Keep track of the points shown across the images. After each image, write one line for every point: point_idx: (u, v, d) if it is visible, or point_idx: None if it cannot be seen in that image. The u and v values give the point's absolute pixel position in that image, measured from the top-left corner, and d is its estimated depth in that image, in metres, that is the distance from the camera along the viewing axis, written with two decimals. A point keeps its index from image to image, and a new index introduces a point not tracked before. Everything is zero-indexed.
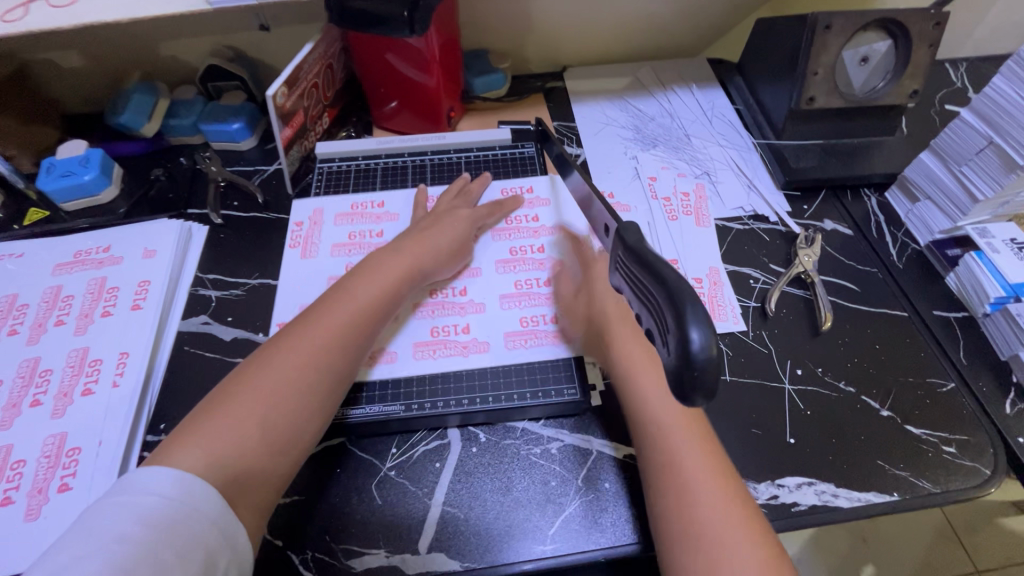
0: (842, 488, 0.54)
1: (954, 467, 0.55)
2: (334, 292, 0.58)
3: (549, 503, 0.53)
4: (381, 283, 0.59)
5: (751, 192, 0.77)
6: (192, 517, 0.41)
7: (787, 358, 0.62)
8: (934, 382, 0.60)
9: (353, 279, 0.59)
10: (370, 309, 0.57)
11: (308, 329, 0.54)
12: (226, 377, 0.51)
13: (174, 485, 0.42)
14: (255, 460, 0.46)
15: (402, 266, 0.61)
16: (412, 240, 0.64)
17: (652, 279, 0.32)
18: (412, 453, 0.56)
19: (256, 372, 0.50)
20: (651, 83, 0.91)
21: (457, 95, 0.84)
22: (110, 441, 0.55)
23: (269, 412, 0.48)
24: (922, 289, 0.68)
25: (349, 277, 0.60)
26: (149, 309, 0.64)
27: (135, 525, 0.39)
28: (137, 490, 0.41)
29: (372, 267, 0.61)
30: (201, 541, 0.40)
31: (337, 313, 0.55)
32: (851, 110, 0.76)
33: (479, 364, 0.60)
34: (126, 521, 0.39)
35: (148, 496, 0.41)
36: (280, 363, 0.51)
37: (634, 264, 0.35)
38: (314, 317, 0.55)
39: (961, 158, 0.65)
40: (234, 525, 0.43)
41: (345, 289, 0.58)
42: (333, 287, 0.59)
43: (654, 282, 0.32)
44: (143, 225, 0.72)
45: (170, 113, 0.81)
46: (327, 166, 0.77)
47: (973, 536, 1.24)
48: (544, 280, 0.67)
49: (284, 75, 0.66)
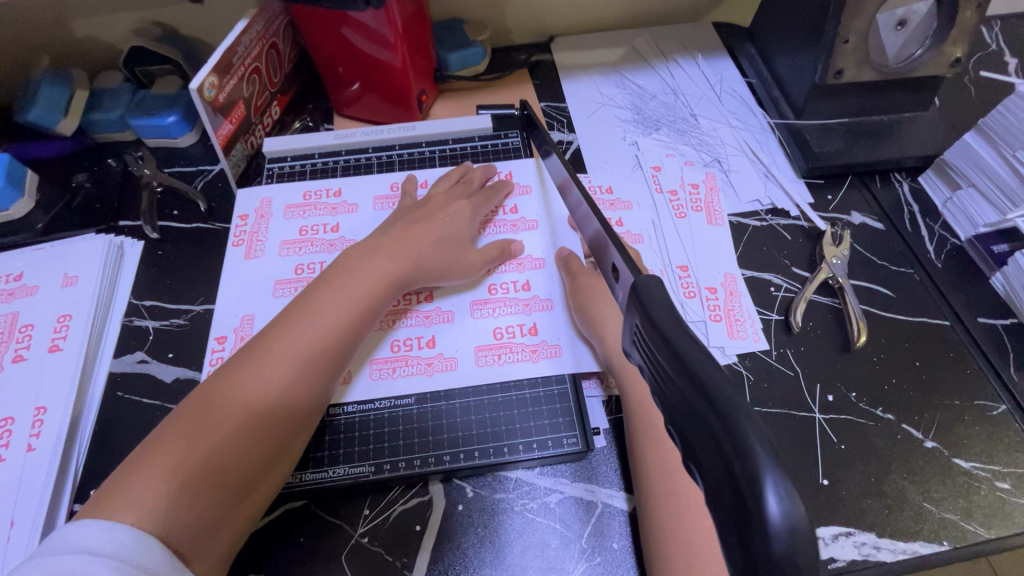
0: (884, 538, 0.47)
1: (1010, 508, 0.48)
2: (292, 314, 0.48)
3: (550, 570, 0.45)
4: (352, 302, 0.49)
5: (768, 182, 0.68)
6: (130, 573, 0.33)
7: (816, 383, 0.54)
8: (984, 405, 0.53)
9: (317, 297, 0.49)
10: (338, 336, 0.48)
11: (261, 365, 0.44)
12: (137, 450, 0.40)
13: (111, 539, 0.34)
14: (200, 540, 0.39)
15: (366, 289, 0.50)
16: (391, 242, 0.54)
17: (683, 375, 0.25)
18: (388, 514, 0.48)
19: (199, 422, 0.41)
20: (650, 53, 0.79)
21: (430, 75, 0.72)
22: (25, 518, 0.47)
23: (217, 479, 0.40)
24: (965, 292, 0.60)
25: (313, 292, 0.50)
26: (71, 350, 0.55)
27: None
28: (65, 547, 0.34)
29: (340, 278, 0.51)
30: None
31: (297, 345, 0.46)
32: (882, 84, 0.66)
33: (447, 386, 0.52)
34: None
35: (75, 554, 0.33)
36: (228, 411, 0.42)
37: (662, 352, 0.27)
38: (268, 348, 0.45)
39: (1016, 141, 0.56)
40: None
41: (307, 311, 0.48)
42: (291, 307, 0.49)
43: (691, 385, 0.24)
44: (63, 245, 0.61)
45: (93, 106, 0.69)
46: (278, 166, 0.66)
47: None
48: (522, 283, 0.58)
49: (213, 62, 0.55)
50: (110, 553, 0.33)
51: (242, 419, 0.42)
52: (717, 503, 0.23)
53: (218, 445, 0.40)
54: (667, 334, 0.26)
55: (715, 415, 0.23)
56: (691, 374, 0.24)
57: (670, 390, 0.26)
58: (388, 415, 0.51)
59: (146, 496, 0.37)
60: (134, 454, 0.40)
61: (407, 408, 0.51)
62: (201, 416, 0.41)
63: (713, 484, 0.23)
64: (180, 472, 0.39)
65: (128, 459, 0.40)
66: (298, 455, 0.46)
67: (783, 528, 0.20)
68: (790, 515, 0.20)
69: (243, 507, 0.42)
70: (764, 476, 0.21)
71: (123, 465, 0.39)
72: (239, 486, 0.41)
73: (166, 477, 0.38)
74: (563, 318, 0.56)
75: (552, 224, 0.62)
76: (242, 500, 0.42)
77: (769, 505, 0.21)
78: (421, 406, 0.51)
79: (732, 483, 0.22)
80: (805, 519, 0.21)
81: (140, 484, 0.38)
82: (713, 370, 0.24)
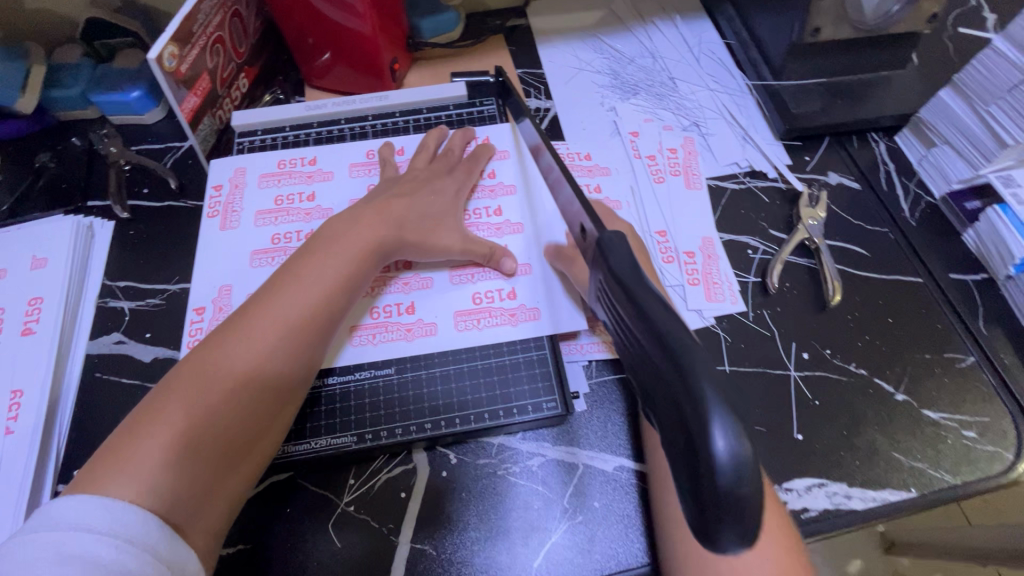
0: (855, 487, 0.48)
1: (976, 455, 0.50)
2: (275, 286, 0.47)
3: (533, 530, 0.47)
4: (337, 271, 0.49)
5: (747, 145, 0.67)
6: (129, 548, 0.34)
7: (792, 342, 0.55)
8: (953, 357, 0.54)
9: (300, 268, 0.48)
10: (325, 307, 0.47)
11: (244, 335, 0.44)
12: (126, 421, 0.40)
13: (108, 515, 0.34)
14: (191, 509, 0.39)
15: (347, 258, 0.49)
16: (372, 210, 0.53)
17: (641, 326, 0.25)
18: (373, 483, 0.49)
19: (187, 394, 0.41)
20: (628, 16, 0.78)
21: (402, 43, 0.70)
22: (7, 500, 0.47)
23: (209, 449, 0.40)
24: (937, 249, 0.61)
25: (295, 263, 0.49)
26: (44, 332, 0.54)
27: (60, 566, 0.32)
28: (64, 523, 0.34)
29: (321, 249, 0.49)
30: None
31: (282, 316, 0.45)
32: (859, 41, 0.65)
33: (428, 350, 0.52)
34: (49, 564, 0.32)
35: (75, 530, 0.33)
36: (214, 383, 0.42)
37: (623, 305, 0.27)
38: (252, 320, 0.45)
39: (988, 95, 0.57)
40: (181, 549, 0.36)
41: (291, 283, 0.47)
42: (275, 278, 0.48)
43: (648, 334, 0.24)
44: (30, 227, 0.60)
45: (52, 83, 0.66)
46: (248, 141, 0.65)
47: None
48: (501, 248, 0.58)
49: (171, 30, 0.53)
50: (110, 530, 0.34)
51: (229, 387, 0.42)
52: (673, 450, 0.23)
53: (206, 416, 0.40)
54: (627, 284, 0.26)
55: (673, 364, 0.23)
56: (647, 322, 0.25)
57: (632, 343, 0.26)
58: (369, 386, 0.51)
59: (137, 467, 0.37)
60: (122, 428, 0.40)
61: (388, 377, 0.51)
62: (188, 389, 0.41)
63: (670, 435, 0.23)
64: (169, 442, 0.39)
65: (116, 431, 0.40)
66: (287, 424, 0.46)
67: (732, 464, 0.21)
68: (735, 451, 0.21)
69: (235, 478, 0.42)
70: (711, 417, 0.21)
71: (112, 440, 0.39)
72: (230, 458, 0.41)
73: (156, 449, 0.38)
74: (543, 282, 0.56)
75: (529, 189, 0.61)
76: (235, 471, 0.42)
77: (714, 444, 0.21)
78: (401, 375, 0.52)
79: (686, 432, 0.22)
80: (749, 458, 0.21)
81: (129, 458, 0.37)
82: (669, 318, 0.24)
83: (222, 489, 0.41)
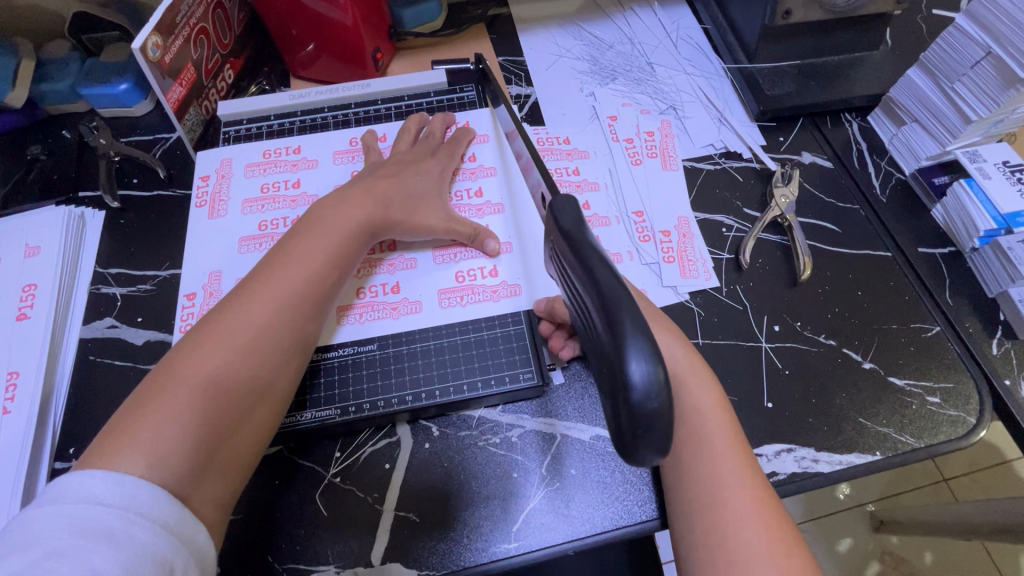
0: (823, 452, 0.50)
1: (939, 419, 0.52)
2: (269, 266, 0.49)
3: (511, 497, 0.49)
4: (328, 251, 0.50)
5: (722, 126, 0.69)
6: (139, 521, 0.35)
7: (763, 315, 0.57)
8: (919, 327, 0.56)
9: (291, 248, 0.50)
10: (318, 284, 0.49)
11: (241, 313, 0.45)
12: (127, 404, 0.41)
13: (119, 489, 0.36)
14: (197, 481, 0.40)
15: (336, 239, 0.51)
16: (357, 193, 0.54)
17: (587, 281, 0.30)
18: (358, 455, 0.51)
19: (189, 370, 0.42)
20: (607, 3, 0.79)
21: (384, 33, 0.72)
22: (7, 476, 0.49)
23: (213, 420, 0.42)
24: (907, 224, 0.62)
25: (286, 244, 0.50)
26: (38, 317, 0.56)
27: (72, 538, 0.33)
28: (74, 495, 0.35)
29: (310, 228, 0.51)
30: (152, 548, 0.35)
31: (277, 293, 0.47)
32: (830, 23, 0.67)
33: (411, 326, 0.54)
34: (62, 534, 0.33)
35: (87, 502, 0.35)
36: (214, 358, 0.43)
37: (573, 264, 0.32)
38: (247, 300, 0.46)
39: (953, 73, 0.58)
40: (192, 525, 0.38)
41: (284, 262, 0.49)
42: (268, 259, 0.49)
43: (588, 286, 0.30)
44: (23, 217, 0.61)
45: (41, 76, 0.68)
46: (234, 130, 0.66)
47: (953, 465, 1.25)
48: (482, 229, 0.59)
49: (154, 21, 0.55)
50: (119, 504, 0.35)
51: (228, 363, 0.43)
52: (606, 380, 0.29)
53: (206, 390, 0.42)
54: (575, 243, 0.31)
55: (603, 309, 0.28)
56: (590, 276, 0.29)
57: (581, 296, 0.31)
58: (351, 361, 0.53)
59: (147, 440, 0.39)
60: (125, 407, 0.42)
61: (370, 353, 0.53)
62: (191, 365, 0.42)
63: (603, 368, 0.29)
64: (176, 413, 0.40)
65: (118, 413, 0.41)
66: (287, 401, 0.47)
67: (646, 388, 0.26)
68: (647, 376, 0.26)
69: (240, 448, 0.43)
70: (628, 350, 0.27)
71: (118, 417, 0.41)
72: (235, 427, 0.43)
73: (165, 420, 0.40)
74: (522, 260, 0.57)
75: (509, 172, 0.63)
76: (239, 442, 0.43)
77: (633, 372, 0.27)
78: (384, 350, 0.53)
79: (611, 362, 0.28)
80: (659, 381, 0.27)
81: (137, 432, 0.39)
82: (606, 272, 0.29)
83: (225, 460, 0.42)
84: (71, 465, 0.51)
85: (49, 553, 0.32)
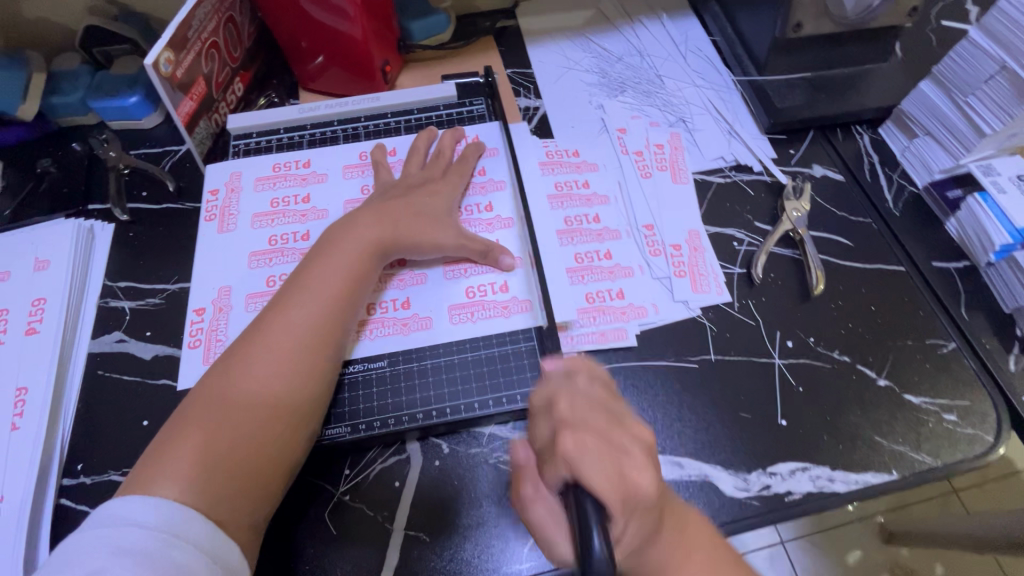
0: (839, 471, 0.50)
1: (956, 437, 0.51)
2: (287, 292, 0.49)
3: (523, 515, 0.48)
4: (344, 273, 0.50)
5: (732, 139, 0.69)
6: (172, 541, 0.37)
7: (776, 331, 0.56)
8: (935, 343, 0.55)
9: (308, 271, 0.50)
10: (335, 306, 0.49)
11: (263, 344, 0.46)
12: (160, 435, 0.43)
13: (154, 511, 0.38)
14: (230, 506, 0.41)
15: (353, 262, 0.51)
16: (370, 213, 0.55)
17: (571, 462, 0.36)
18: (368, 473, 0.50)
19: (214, 402, 0.43)
20: (616, 15, 0.79)
21: (393, 46, 0.72)
22: (14, 494, 0.48)
23: (237, 443, 0.42)
24: (921, 238, 0.62)
25: (304, 267, 0.51)
26: (47, 332, 0.55)
27: (110, 557, 0.35)
28: (114, 517, 0.37)
29: (324, 251, 0.51)
30: (185, 567, 0.36)
31: (295, 318, 0.47)
32: (840, 36, 0.66)
33: (421, 342, 0.54)
34: (101, 555, 0.36)
35: (124, 524, 0.37)
36: (239, 388, 0.44)
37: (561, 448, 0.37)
38: (267, 328, 0.47)
39: (967, 87, 0.58)
40: (225, 545, 0.39)
41: (301, 287, 0.49)
42: (288, 284, 0.50)
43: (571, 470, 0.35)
44: (32, 230, 0.61)
45: (52, 89, 0.68)
46: (243, 143, 0.66)
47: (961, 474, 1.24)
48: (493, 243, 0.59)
49: (167, 36, 0.55)
50: (155, 525, 0.37)
51: (252, 393, 0.44)
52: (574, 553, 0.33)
53: (229, 420, 0.43)
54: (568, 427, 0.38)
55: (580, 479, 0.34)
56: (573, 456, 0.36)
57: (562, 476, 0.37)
58: (362, 378, 0.52)
59: (178, 468, 0.40)
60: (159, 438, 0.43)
61: (380, 369, 0.53)
62: (220, 392, 0.44)
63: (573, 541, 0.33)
64: (208, 438, 0.42)
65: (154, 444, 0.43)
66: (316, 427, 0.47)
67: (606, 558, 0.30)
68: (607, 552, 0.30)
69: (270, 468, 0.43)
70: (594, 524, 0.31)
71: (154, 447, 0.42)
72: (257, 451, 0.43)
73: (196, 446, 0.41)
74: (531, 275, 0.57)
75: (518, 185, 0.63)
76: (265, 464, 0.43)
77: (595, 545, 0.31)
78: (394, 367, 0.53)
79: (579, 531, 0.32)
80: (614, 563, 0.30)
81: (173, 457, 0.41)
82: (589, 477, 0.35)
83: (259, 484, 0.43)
84: (79, 482, 0.50)
85: (89, 572, 0.35)
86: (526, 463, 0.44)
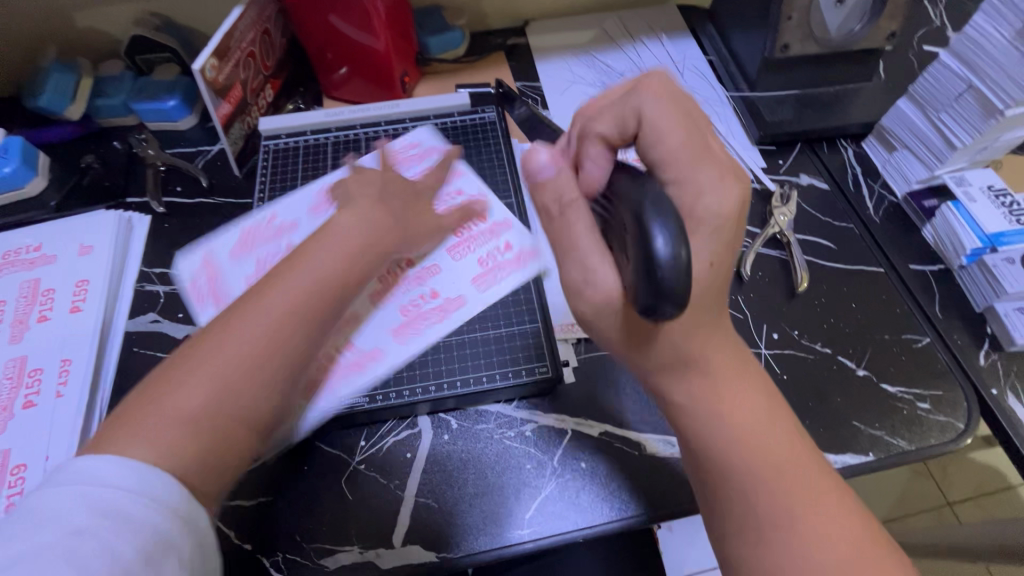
0: (819, 452, 0.54)
1: (928, 424, 0.55)
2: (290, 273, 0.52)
3: (525, 487, 0.52)
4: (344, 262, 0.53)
5: (725, 149, 0.74)
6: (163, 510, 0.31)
7: (763, 323, 0.61)
8: (910, 338, 0.60)
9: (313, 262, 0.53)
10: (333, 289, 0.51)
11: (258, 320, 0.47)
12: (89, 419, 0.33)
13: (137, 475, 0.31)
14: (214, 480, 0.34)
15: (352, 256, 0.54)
16: None
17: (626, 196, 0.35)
18: (381, 445, 0.54)
19: None
20: (619, 35, 0.85)
21: (412, 59, 0.78)
22: (57, 456, 0.52)
23: None
24: (899, 243, 0.66)
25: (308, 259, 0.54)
26: (90, 310, 0.60)
27: (89, 519, 0.29)
28: (88, 479, 0.30)
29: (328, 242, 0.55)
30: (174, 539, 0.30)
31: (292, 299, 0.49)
32: (826, 57, 0.72)
33: (461, 317, 0.57)
34: (77, 516, 0.29)
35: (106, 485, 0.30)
36: None
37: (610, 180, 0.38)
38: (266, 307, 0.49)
39: (939, 104, 0.63)
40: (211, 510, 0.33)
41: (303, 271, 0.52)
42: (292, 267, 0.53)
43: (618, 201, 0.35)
44: (76, 219, 0.66)
45: (98, 92, 0.74)
46: (273, 144, 0.72)
47: (949, 482, 1.26)
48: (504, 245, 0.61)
49: (212, 45, 0.60)
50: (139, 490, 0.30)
51: None
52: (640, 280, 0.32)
53: None
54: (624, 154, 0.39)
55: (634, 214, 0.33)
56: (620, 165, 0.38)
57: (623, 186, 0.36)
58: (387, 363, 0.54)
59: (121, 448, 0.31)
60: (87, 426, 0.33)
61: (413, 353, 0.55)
62: None
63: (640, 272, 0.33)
64: (172, 423, 0.33)
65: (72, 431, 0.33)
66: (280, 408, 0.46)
67: (670, 256, 0.30)
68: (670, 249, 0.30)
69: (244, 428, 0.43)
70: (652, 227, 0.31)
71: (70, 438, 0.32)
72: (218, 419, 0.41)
73: (162, 430, 0.33)
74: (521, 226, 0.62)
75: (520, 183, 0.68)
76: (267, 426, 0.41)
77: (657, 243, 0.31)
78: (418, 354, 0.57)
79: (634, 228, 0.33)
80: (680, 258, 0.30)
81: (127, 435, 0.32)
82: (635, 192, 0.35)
83: None
84: None
85: (67, 533, 0.28)
86: (555, 172, 0.39)
